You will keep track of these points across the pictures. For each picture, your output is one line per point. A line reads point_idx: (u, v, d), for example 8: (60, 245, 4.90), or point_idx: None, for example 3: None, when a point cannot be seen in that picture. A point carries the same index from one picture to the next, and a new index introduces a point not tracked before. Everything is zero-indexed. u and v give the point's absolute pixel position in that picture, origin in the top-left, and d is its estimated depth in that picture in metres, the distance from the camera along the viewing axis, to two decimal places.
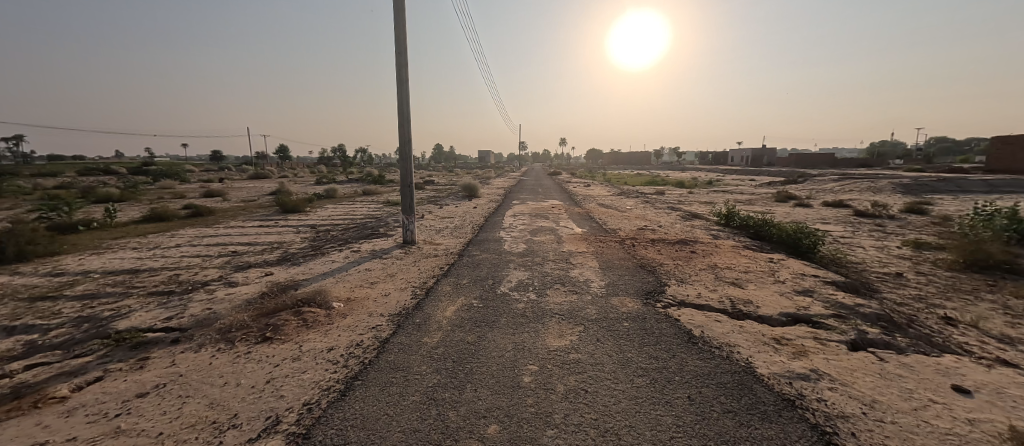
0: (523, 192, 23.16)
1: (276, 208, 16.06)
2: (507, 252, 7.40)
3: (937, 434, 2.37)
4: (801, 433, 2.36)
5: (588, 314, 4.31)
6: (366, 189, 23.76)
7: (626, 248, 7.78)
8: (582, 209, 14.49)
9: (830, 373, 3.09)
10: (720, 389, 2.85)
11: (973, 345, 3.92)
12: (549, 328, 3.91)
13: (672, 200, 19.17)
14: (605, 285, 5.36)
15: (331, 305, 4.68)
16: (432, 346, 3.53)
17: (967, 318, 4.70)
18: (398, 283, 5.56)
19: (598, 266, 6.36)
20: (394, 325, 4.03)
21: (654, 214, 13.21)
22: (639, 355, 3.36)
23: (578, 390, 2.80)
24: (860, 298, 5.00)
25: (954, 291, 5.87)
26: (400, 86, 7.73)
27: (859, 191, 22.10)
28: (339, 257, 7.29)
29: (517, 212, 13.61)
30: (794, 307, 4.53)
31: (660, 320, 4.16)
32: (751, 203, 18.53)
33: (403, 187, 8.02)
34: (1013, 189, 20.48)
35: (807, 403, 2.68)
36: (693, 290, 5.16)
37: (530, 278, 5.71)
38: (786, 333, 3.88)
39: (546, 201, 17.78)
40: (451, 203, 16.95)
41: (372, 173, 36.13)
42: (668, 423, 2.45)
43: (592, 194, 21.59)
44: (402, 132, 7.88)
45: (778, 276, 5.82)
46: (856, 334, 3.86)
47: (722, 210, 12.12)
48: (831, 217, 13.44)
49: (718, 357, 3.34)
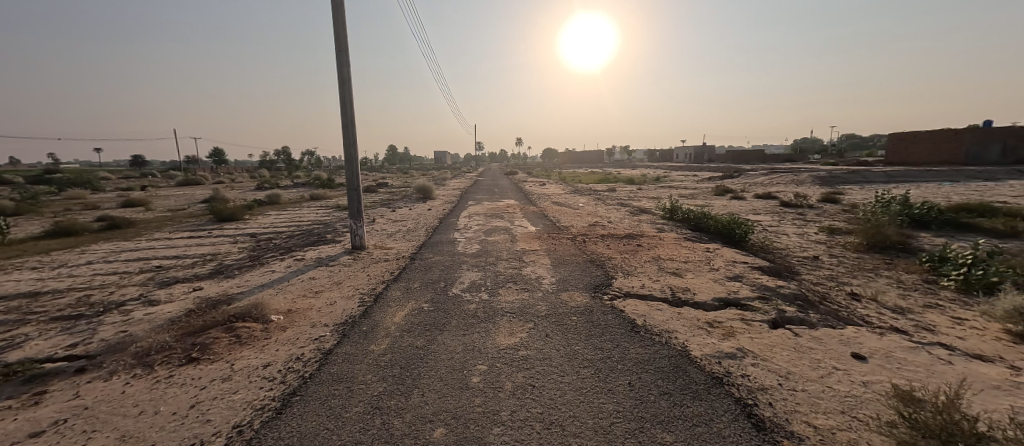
0: (480, 193, 23.05)
1: (210, 216, 14.75)
2: (460, 254, 7.36)
3: (837, 397, 2.69)
4: (727, 408, 2.57)
5: (538, 310, 4.40)
6: (313, 193, 22.50)
7: (578, 244, 8.02)
8: (537, 208, 14.70)
9: (752, 350, 3.39)
10: (658, 373, 3.02)
11: (872, 316, 4.48)
12: (500, 327, 3.93)
13: (623, 196, 20.07)
14: (556, 282, 5.49)
15: (269, 318, 4.38)
16: (379, 354, 3.42)
17: (869, 293, 5.36)
18: (345, 291, 5.33)
19: (550, 263, 6.50)
20: (339, 335, 3.87)
21: (605, 211, 13.72)
22: (585, 347, 3.48)
23: (526, 386, 2.85)
24: (781, 281, 5.54)
25: (859, 270, 6.66)
26: (342, 85, 7.40)
27: (785, 184, 24.40)
28: (280, 267, 6.83)
29: (472, 213, 13.51)
30: (724, 292, 4.93)
31: (606, 312, 4.34)
32: (694, 197, 19.70)
33: (349, 191, 7.68)
34: (906, 179, 23.65)
35: (733, 379, 2.93)
36: (638, 282, 5.43)
37: (483, 278, 5.71)
38: (717, 316, 4.20)
39: (501, 201, 17.73)
40: (404, 206, 16.55)
41: (319, 177, 34.21)
42: (609, 409, 2.56)
43: (547, 193, 22.03)
44: (346, 134, 7.55)
45: (713, 264, 6.29)
46: (776, 313, 4.27)
47: (667, 205, 12.82)
48: (761, 208, 14.76)
49: (657, 344, 3.54)
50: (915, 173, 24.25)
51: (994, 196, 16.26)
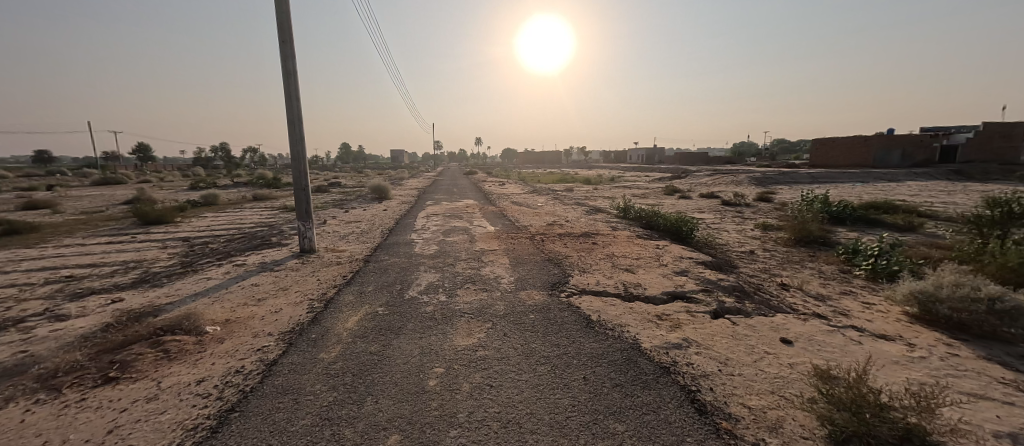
0: (438, 193, 22.63)
1: (132, 219, 13.24)
2: (418, 255, 7.19)
3: (769, 379, 2.96)
4: (673, 395, 2.73)
5: (497, 310, 4.41)
6: (256, 193, 20.97)
7: (536, 243, 8.13)
8: (496, 208, 14.71)
9: (696, 340, 3.63)
10: (611, 366, 3.14)
11: (798, 304, 4.97)
12: (458, 328, 3.90)
13: (580, 196, 20.62)
14: (515, 281, 5.53)
15: (204, 330, 4.03)
16: (329, 362, 3.26)
17: (796, 283, 5.93)
18: (293, 297, 5.02)
19: (509, 263, 6.55)
20: (285, 344, 3.64)
21: (563, 210, 14.01)
22: (542, 345, 3.53)
23: (483, 386, 2.85)
24: (722, 274, 5.98)
25: (788, 262, 7.35)
26: (286, 79, 6.95)
27: (726, 184, 26.31)
28: (217, 273, 6.29)
29: (430, 213, 13.23)
30: (672, 286, 5.23)
31: (562, 309, 4.44)
32: (646, 197, 20.63)
33: (296, 191, 7.23)
34: (827, 180, 26.40)
35: (678, 368, 3.11)
36: (593, 279, 5.60)
37: (441, 280, 5.62)
38: (665, 309, 4.45)
39: (461, 201, 17.54)
40: (358, 206, 15.89)
41: (263, 175, 31.85)
42: (564, 404, 2.62)
43: (506, 193, 22.10)
44: (292, 131, 7.10)
45: (662, 260, 6.64)
46: (717, 304, 4.60)
47: (620, 204, 13.34)
48: (705, 207, 15.82)
49: (610, 338, 3.68)
50: (834, 175, 27.17)
51: (895, 196, 18.67)
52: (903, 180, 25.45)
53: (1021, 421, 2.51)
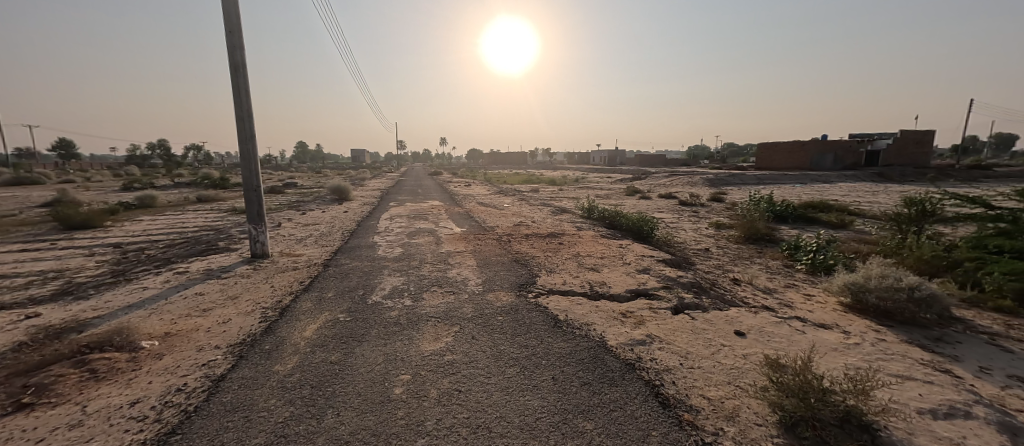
0: (402, 193, 22.05)
1: (51, 224, 11.79)
2: (381, 258, 6.96)
3: (725, 370, 3.13)
4: (639, 391, 2.80)
5: (464, 313, 4.34)
6: (200, 194, 19.42)
7: (503, 244, 8.12)
8: (462, 209, 14.56)
9: (659, 336, 3.76)
10: (578, 365, 3.19)
11: (749, 297, 5.31)
12: (424, 333, 3.80)
13: (545, 196, 20.90)
14: (482, 283, 5.49)
15: (139, 345, 3.65)
16: (285, 374, 3.05)
17: (747, 278, 6.34)
18: (244, 305, 4.68)
19: (476, 264, 6.49)
20: (235, 357, 3.38)
21: (529, 211, 14.12)
22: (511, 346, 3.52)
23: (451, 391, 2.79)
24: (680, 271, 6.26)
25: (740, 258, 7.84)
26: (234, 72, 6.48)
27: (682, 185, 27.67)
28: (155, 282, 5.73)
29: (394, 215, 12.86)
30: (635, 284, 5.40)
31: (530, 309, 4.46)
32: (608, 197, 21.24)
33: (246, 192, 6.75)
34: (771, 182, 28.49)
35: (643, 364, 3.21)
36: (560, 278, 5.67)
37: (406, 283, 5.47)
38: (629, 307, 4.58)
39: (425, 202, 17.18)
40: (316, 208, 15.16)
41: (208, 175, 29.54)
42: (534, 405, 2.62)
43: (472, 194, 21.94)
44: (240, 127, 6.63)
45: (625, 259, 6.84)
46: (677, 300, 4.80)
47: (585, 205, 13.63)
48: (664, 207, 16.56)
49: (578, 337, 3.73)
50: (777, 177, 29.36)
51: (829, 195, 20.49)
52: (836, 181, 27.97)
53: (938, 397, 2.82)
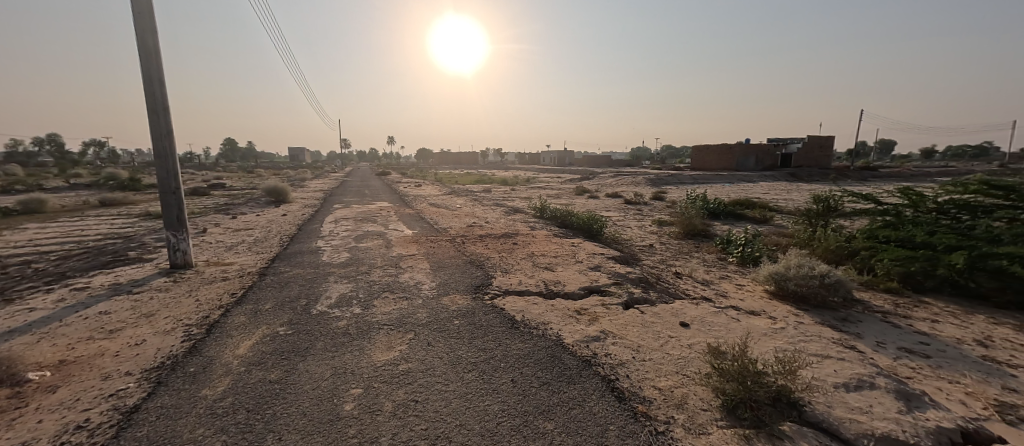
0: (347, 195, 20.88)
1: None
2: (326, 264, 6.52)
3: (673, 360, 3.32)
4: (596, 387, 2.87)
5: (419, 318, 4.19)
6: (104, 197, 16.95)
7: (457, 245, 7.97)
8: (413, 210, 14.11)
9: (612, 331, 3.90)
10: (537, 365, 3.20)
11: (690, 290, 5.69)
12: (376, 342, 3.61)
13: (498, 197, 20.95)
14: (436, 286, 5.34)
15: (24, 378, 3.07)
16: (216, 399, 2.73)
17: (687, 271, 6.80)
18: (163, 323, 4.14)
19: (430, 267, 6.31)
20: (152, 383, 2.96)
21: (482, 211, 14.05)
22: (468, 351, 3.45)
23: (407, 402, 2.66)
24: (629, 267, 6.56)
25: (680, 253, 8.40)
26: (144, 58, 5.70)
27: (627, 184, 29.12)
28: (45, 302, 4.88)
29: (339, 218, 12.13)
30: (588, 282, 5.57)
31: (487, 312, 4.41)
32: (559, 197, 21.76)
33: (162, 195, 5.98)
34: (704, 181, 30.92)
35: (598, 360, 3.30)
36: (515, 279, 5.68)
37: (354, 290, 5.17)
38: (583, 304, 4.70)
39: (373, 204, 16.40)
40: (248, 211, 13.88)
41: (113, 175, 25.85)
42: (494, 410, 2.58)
43: (422, 195, 21.38)
44: (153, 121, 5.84)
45: (578, 257, 7.03)
46: (627, 295, 5.01)
47: (537, 204, 13.84)
48: (611, 205, 17.31)
49: (535, 337, 3.75)
50: (710, 177, 31.92)
51: (753, 194, 22.68)
52: (758, 180, 31.04)
53: (849, 371, 3.21)
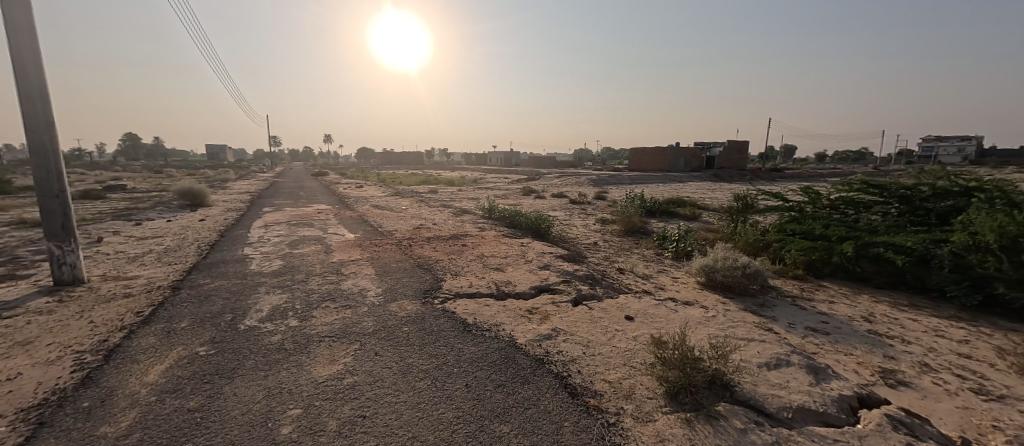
0: (279, 197, 19.23)
1: None
2: (255, 273, 5.93)
3: (620, 352, 3.48)
4: (550, 385, 2.91)
5: (364, 327, 3.96)
6: None
7: (403, 249, 7.68)
8: (354, 213, 13.37)
9: (563, 328, 3.98)
10: (491, 367, 3.17)
11: (633, 284, 6.01)
12: (317, 356, 3.34)
13: (445, 198, 20.62)
14: (383, 292, 5.09)
15: None
16: (119, 436, 2.34)
17: (629, 267, 7.18)
18: (45, 351, 3.47)
19: (375, 273, 6.00)
20: (31, 425, 2.46)
21: (429, 213, 13.72)
22: (419, 358, 3.32)
23: (354, 419, 2.49)
24: (576, 265, 6.77)
25: (623, 250, 8.86)
26: (14, 35, 4.75)
27: (571, 185, 30.18)
28: None
29: (269, 222, 11.12)
30: (538, 281, 5.65)
31: (438, 316, 4.29)
32: (507, 197, 21.97)
33: (40, 199, 5.03)
34: (641, 181, 33.02)
35: (551, 357, 3.35)
36: (466, 281, 5.60)
37: (290, 301, 4.75)
38: (534, 303, 4.76)
39: (309, 206, 15.25)
40: (158, 217, 12.21)
41: None
42: (449, 417, 2.51)
43: (364, 196, 20.34)
44: (26, 111, 4.88)
45: (528, 257, 7.11)
46: (576, 293, 5.16)
47: (485, 205, 13.81)
48: (557, 205, 17.83)
49: (488, 339, 3.72)
50: (646, 177, 34.14)
51: (683, 193, 24.67)
52: (687, 180, 33.82)
53: (769, 352, 3.58)
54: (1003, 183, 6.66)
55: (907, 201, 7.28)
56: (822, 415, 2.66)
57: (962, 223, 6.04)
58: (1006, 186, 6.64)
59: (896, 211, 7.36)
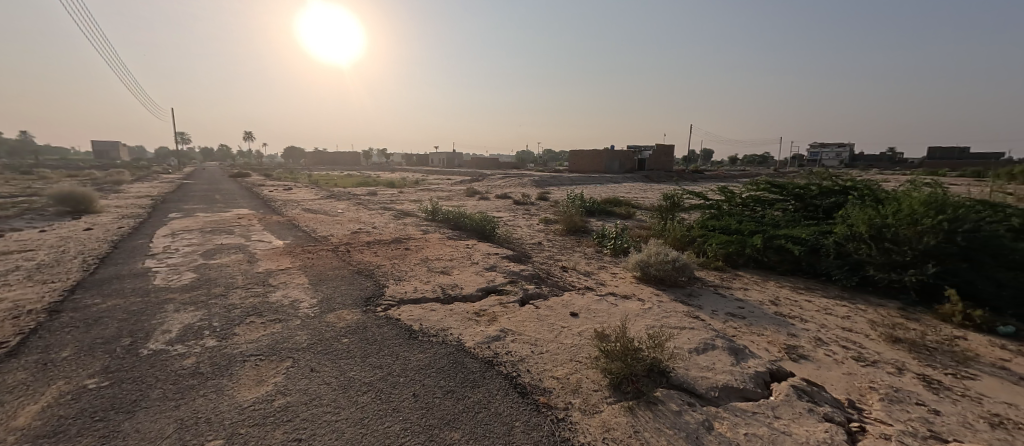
0: (190, 200, 17.06)
1: None
2: (162, 288, 5.19)
3: (566, 348, 3.59)
4: (500, 387, 2.90)
5: (298, 342, 3.65)
6: None
7: (340, 255, 7.21)
8: (282, 217, 12.29)
9: (511, 329, 4.01)
10: (439, 374, 3.09)
11: (576, 281, 6.25)
12: (241, 378, 3.00)
13: (385, 200, 19.80)
14: (318, 302, 4.73)
15: None
16: None
17: (572, 265, 7.45)
18: None
19: (309, 281, 5.56)
20: None
21: (368, 216, 13.06)
22: (361, 370, 3.13)
23: (288, 443, 2.27)
24: (522, 265, 6.87)
25: (566, 248, 9.17)
26: None
27: (514, 185, 30.64)
28: None
29: (178, 229, 9.81)
30: (485, 282, 5.63)
31: (380, 324, 4.08)
32: (450, 199, 21.71)
33: None
34: (580, 182, 34.51)
35: (500, 359, 3.35)
36: (410, 286, 5.40)
37: (206, 317, 4.22)
38: (481, 305, 4.73)
39: (227, 211, 13.68)
40: (25, 226, 10.16)
41: None
42: (396, 431, 2.39)
43: (294, 199, 18.81)
44: None
45: (473, 259, 7.06)
46: (523, 292, 5.23)
47: (428, 207, 13.48)
48: (501, 206, 17.98)
49: (435, 344, 3.62)
50: (585, 178, 35.66)
51: (618, 193, 26.24)
52: (622, 181, 36.01)
53: (697, 337, 3.93)
54: (870, 183, 7.96)
55: (801, 198, 8.42)
56: (742, 391, 2.97)
57: (842, 216, 7.12)
58: (872, 185, 7.94)
59: (793, 208, 8.48)
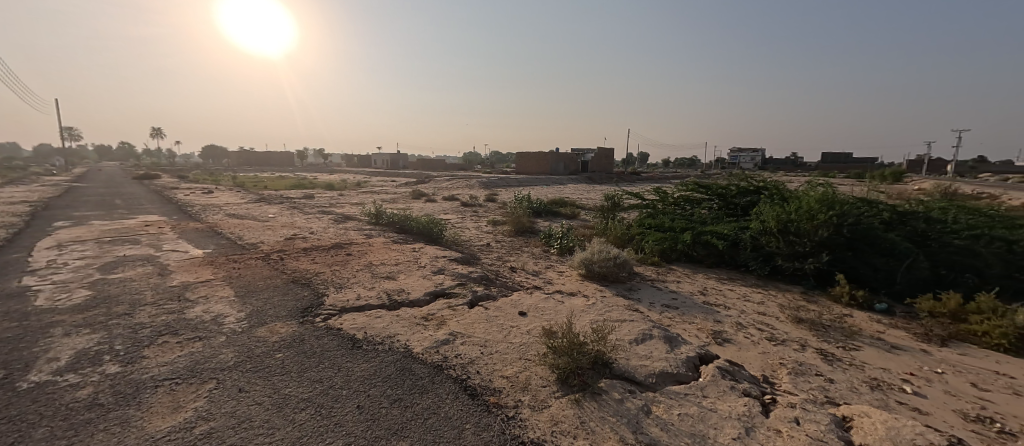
0: (82, 206, 14.69)
1: None
2: (47, 310, 4.42)
3: (515, 347, 3.64)
4: (450, 391, 2.87)
5: (223, 360, 3.31)
6: None
7: (273, 263, 6.66)
8: (202, 223, 11.06)
9: (460, 331, 3.98)
10: (385, 383, 2.98)
11: (524, 281, 6.35)
12: (153, 406, 2.65)
13: (324, 203, 18.62)
14: (248, 316, 4.33)
15: None
16: None
17: (520, 265, 7.56)
18: None
19: (236, 293, 5.07)
20: None
21: (304, 220, 12.20)
22: (298, 386, 2.92)
23: None
24: (470, 267, 6.84)
25: (514, 249, 9.29)
26: None
27: (462, 187, 30.40)
28: None
29: (67, 240, 8.41)
30: (433, 286, 5.52)
31: (320, 335, 3.84)
32: (395, 201, 21.01)
33: None
34: (527, 184, 35.15)
35: (450, 362, 3.32)
36: (352, 293, 5.14)
37: (107, 340, 3.68)
38: (429, 309, 4.64)
39: (131, 218, 11.99)
40: None
41: None
42: None
43: (216, 203, 17.01)
44: None
45: (420, 263, 6.89)
46: (472, 294, 5.21)
47: (371, 210, 12.90)
48: (449, 208, 17.75)
49: (380, 352, 3.48)
50: (532, 179, 36.37)
51: (564, 193, 27.13)
52: (567, 183, 37.28)
53: (637, 328, 4.19)
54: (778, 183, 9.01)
55: (723, 197, 9.30)
56: (676, 375, 3.23)
57: (756, 213, 8.00)
58: (780, 185, 9.00)
59: (716, 206, 9.34)
